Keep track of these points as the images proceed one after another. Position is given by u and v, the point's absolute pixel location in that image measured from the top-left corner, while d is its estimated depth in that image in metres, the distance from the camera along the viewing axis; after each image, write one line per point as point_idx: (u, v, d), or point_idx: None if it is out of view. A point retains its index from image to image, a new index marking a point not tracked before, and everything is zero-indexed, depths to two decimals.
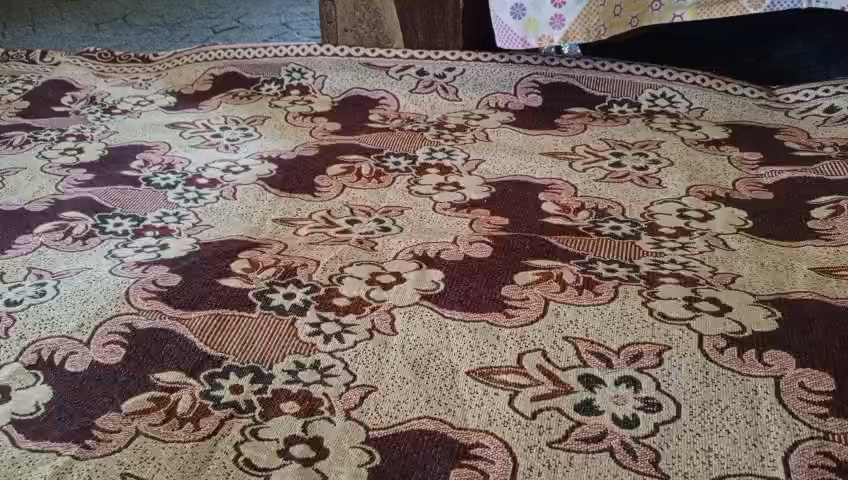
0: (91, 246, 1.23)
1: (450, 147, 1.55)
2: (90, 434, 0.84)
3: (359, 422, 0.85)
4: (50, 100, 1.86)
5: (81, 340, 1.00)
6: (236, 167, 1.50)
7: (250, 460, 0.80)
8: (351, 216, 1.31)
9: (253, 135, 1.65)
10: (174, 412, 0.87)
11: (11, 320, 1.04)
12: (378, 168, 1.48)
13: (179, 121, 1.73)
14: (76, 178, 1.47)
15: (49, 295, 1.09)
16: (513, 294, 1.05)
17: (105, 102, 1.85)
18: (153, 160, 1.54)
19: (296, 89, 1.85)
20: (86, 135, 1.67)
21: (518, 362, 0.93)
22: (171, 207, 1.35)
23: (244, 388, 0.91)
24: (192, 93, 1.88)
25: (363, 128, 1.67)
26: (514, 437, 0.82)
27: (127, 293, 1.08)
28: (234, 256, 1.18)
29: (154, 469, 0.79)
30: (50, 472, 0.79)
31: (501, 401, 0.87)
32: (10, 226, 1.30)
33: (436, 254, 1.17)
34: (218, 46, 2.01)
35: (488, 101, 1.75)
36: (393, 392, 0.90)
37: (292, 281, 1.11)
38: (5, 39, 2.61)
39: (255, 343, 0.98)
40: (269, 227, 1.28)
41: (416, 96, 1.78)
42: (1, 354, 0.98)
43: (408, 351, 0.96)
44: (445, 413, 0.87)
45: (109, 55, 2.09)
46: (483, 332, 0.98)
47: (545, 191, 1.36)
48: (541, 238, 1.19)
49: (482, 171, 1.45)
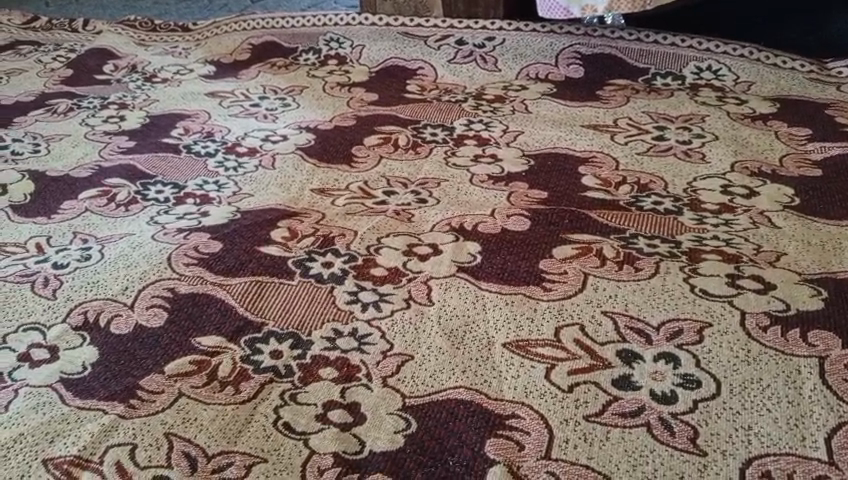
0: (134, 212, 1.25)
1: (488, 118, 1.54)
2: (135, 395, 0.87)
3: (396, 390, 0.86)
4: (91, 68, 1.89)
5: (125, 303, 1.02)
6: (275, 136, 1.51)
7: (289, 423, 0.82)
8: (388, 188, 1.31)
9: (291, 105, 1.65)
10: (215, 375, 0.89)
11: (58, 283, 1.08)
12: (416, 139, 1.47)
13: (218, 90, 1.73)
14: (118, 145, 1.50)
15: (94, 259, 1.12)
16: (551, 267, 1.05)
17: (145, 70, 1.87)
18: (193, 128, 1.56)
19: (334, 59, 1.85)
20: (127, 104, 1.69)
21: (556, 335, 0.93)
22: (211, 176, 1.37)
23: (284, 353, 0.92)
24: (230, 62, 1.89)
25: (400, 99, 1.65)
26: (550, 409, 0.82)
27: (169, 259, 1.10)
28: (272, 225, 1.19)
29: (196, 430, 0.82)
30: (98, 430, 0.82)
31: (538, 373, 0.87)
32: (55, 192, 1.33)
33: (472, 226, 1.16)
34: (256, 15, 2.00)
35: (528, 71, 1.73)
36: (429, 362, 0.90)
37: (330, 250, 1.12)
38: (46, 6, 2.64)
39: (294, 309, 1.00)
40: (307, 196, 1.29)
41: (454, 66, 1.76)
42: (49, 316, 1.01)
43: (445, 322, 0.96)
44: (481, 383, 0.87)
45: (148, 24, 2.11)
46: (520, 305, 0.98)
47: (585, 164, 1.34)
48: (580, 211, 1.18)
49: (521, 142, 1.43)
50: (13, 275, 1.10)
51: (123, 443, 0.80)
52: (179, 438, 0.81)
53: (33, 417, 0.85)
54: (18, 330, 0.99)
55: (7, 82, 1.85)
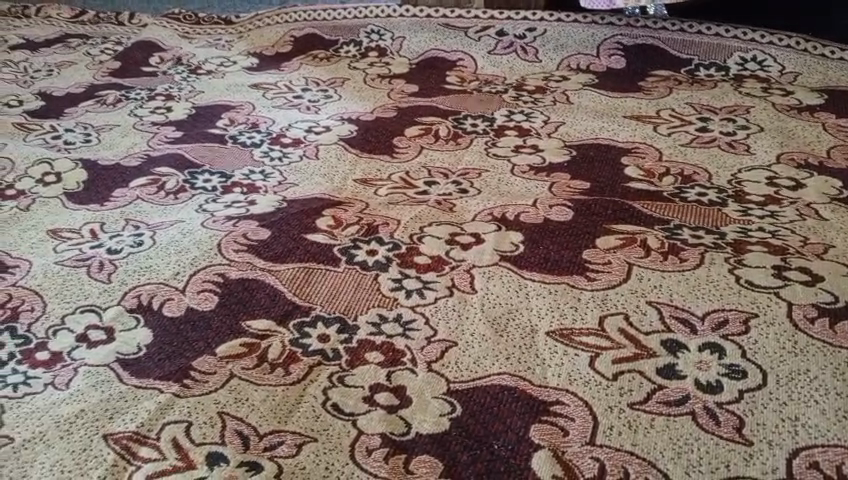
0: (183, 200, 1.29)
1: (529, 109, 1.54)
2: (188, 375, 0.90)
3: (440, 375, 0.88)
4: (138, 60, 1.94)
5: (177, 287, 1.06)
6: (318, 128, 1.54)
7: (337, 405, 0.85)
8: (430, 178, 1.32)
9: (333, 97, 1.68)
10: (265, 358, 0.92)
11: (113, 267, 1.12)
12: (456, 130, 1.48)
13: (262, 82, 1.77)
14: (166, 135, 1.54)
15: (146, 245, 1.16)
16: (595, 257, 1.05)
17: (190, 62, 1.91)
18: (238, 119, 1.59)
19: (374, 51, 1.86)
20: (173, 95, 1.73)
21: (599, 324, 0.93)
22: (257, 166, 1.40)
23: (331, 337, 0.95)
24: (273, 54, 1.92)
25: (441, 90, 1.66)
26: (594, 397, 0.83)
27: (219, 246, 1.14)
28: (317, 213, 1.22)
29: (248, 409, 0.85)
30: (155, 408, 0.86)
31: (582, 361, 0.88)
32: (107, 180, 1.38)
33: (514, 216, 1.17)
34: (298, 7, 2.03)
35: (569, 62, 1.72)
36: (473, 348, 0.92)
37: (375, 239, 1.14)
38: None
39: (341, 295, 1.02)
40: (350, 186, 1.31)
41: (494, 57, 1.76)
42: (105, 298, 1.05)
43: (488, 310, 0.98)
44: (525, 370, 0.88)
45: (193, 17, 2.16)
46: (564, 294, 0.99)
47: (627, 155, 1.34)
48: (624, 202, 1.18)
49: (562, 133, 1.43)
50: (70, 259, 1.15)
51: (179, 420, 0.84)
52: (232, 417, 0.84)
53: (93, 395, 0.89)
54: (76, 312, 1.03)
55: (58, 74, 1.91)
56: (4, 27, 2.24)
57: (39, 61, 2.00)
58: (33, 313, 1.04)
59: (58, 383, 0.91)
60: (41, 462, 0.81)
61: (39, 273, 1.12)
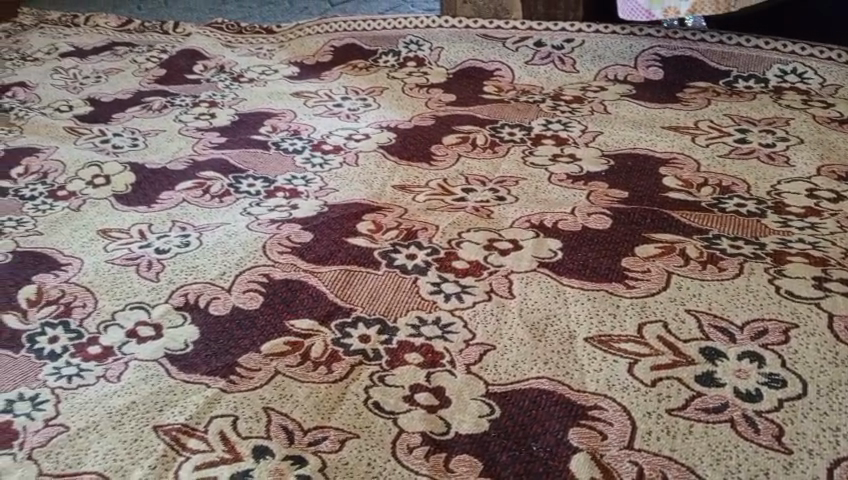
0: (228, 204, 1.33)
1: (566, 118, 1.55)
2: (234, 371, 0.93)
3: (479, 377, 0.90)
4: (183, 68, 1.99)
5: (224, 286, 1.09)
6: (357, 135, 1.57)
7: (379, 403, 0.87)
8: (467, 185, 1.34)
9: (372, 105, 1.71)
10: (308, 356, 0.95)
11: (161, 266, 1.16)
12: (494, 138, 1.50)
13: (302, 90, 1.81)
14: (210, 141, 1.58)
15: (193, 246, 1.20)
16: (634, 265, 1.06)
17: (233, 70, 1.96)
18: (280, 126, 1.63)
19: (412, 61, 1.89)
20: (217, 102, 1.78)
21: (638, 331, 0.94)
22: (299, 171, 1.43)
23: (371, 337, 0.97)
24: (313, 63, 1.97)
25: (478, 99, 1.69)
26: (632, 402, 0.84)
27: (263, 247, 1.18)
28: (358, 218, 1.25)
29: (293, 405, 0.87)
30: (202, 402, 0.89)
31: (621, 367, 0.89)
32: (154, 183, 1.42)
33: (552, 223, 1.18)
34: (338, 18, 2.08)
35: (606, 73, 1.73)
36: (511, 352, 0.93)
37: (414, 243, 1.16)
38: None
39: (381, 298, 1.05)
40: (389, 192, 1.34)
41: (531, 67, 1.78)
42: (154, 296, 1.09)
43: (526, 315, 0.99)
44: (563, 375, 0.89)
45: (235, 27, 2.22)
46: (602, 301, 1.00)
47: (665, 165, 1.34)
48: (662, 211, 1.18)
49: (599, 143, 1.44)
50: (119, 258, 1.19)
51: (226, 414, 0.87)
52: (277, 412, 0.86)
53: (143, 387, 0.92)
54: (126, 308, 1.07)
55: (106, 80, 1.97)
56: (55, 35, 2.33)
57: (88, 68, 2.07)
58: (85, 308, 1.08)
59: (109, 375, 0.95)
60: (94, 450, 0.84)
61: (91, 270, 1.17)
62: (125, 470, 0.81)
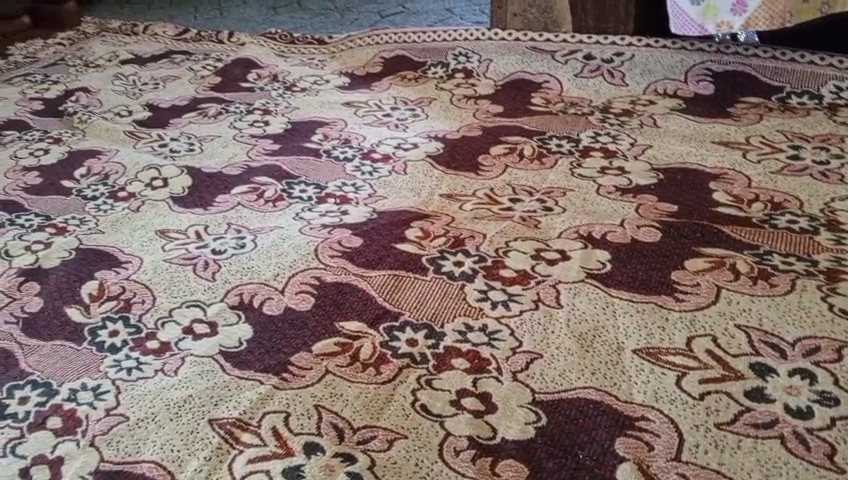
0: (281, 208, 1.37)
1: (615, 131, 1.55)
2: (287, 369, 0.96)
3: (526, 384, 0.91)
4: (238, 76, 2.06)
5: (277, 288, 1.13)
6: (406, 144, 1.60)
7: (426, 405, 0.89)
8: (514, 195, 1.35)
9: (421, 115, 1.74)
10: (358, 357, 0.97)
11: (217, 266, 1.20)
12: (541, 150, 1.51)
13: (352, 100, 1.85)
14: (264, 147, 1.63)
15: (247, 248, 1.24)
16: (684, 279, 1.06)
17: (286, 80, 2.01)
18: (331, 134, 1.67)
19: (461, 73, 1.92)
20: (270, 110, 1.83)
21: (687, 344, 0.94)
22: (349, 178, 1.47)
23: (419, 341, 0.99)
24: (363, 74, 2.00)
25: (526, 111, 1.70)
26: (680, 415, 0.84)
27: (315, 251, 1.21)
28: (407, 225, 1.27)
29: (343, 404, 0.90)
30: (256, 398, 0.92)
31: (669, 380, 0.89)
32: (211, 187, 1.47)
33: (601, 235, 1.19)
34: (389, 30, 2.12)
35: (656, 87, 1.73)
36: (558, 361, 0.94)
37: (461, 251, 1.18)
38: (189, 11, 2.85)
39: (430, 302, 1.07)
40: (437, 200, 1.36)
41: (580, 80, 1.79)
42: (210, 294, 1.13)
43: (574, 324, 1.00)
44: (610, 385, 0.90)
45: (287, 37, 2.28)
46: (651, 313, 1.00)
47: (715, 180, 1.34)
48: (712, 226, 1.18)
49: (649, 156, 1.44)
50: (177, 257, 1.24)
51: (278, 411, 0.90)
52: (328, 410, 0.89)
53: (199, 382, 0.96)
54: (183, 305, 1.11)
55: (164, 87, 2.05)
56: (116, 43, 2.42)
57: (147, 75, 2.15)
58: (144, 305, 1.13)
59: (167, 370, 0.99)
60: (153, 440, 0.88)
61: (150, 268, 1.21)
62: (181, 460, 0.85)
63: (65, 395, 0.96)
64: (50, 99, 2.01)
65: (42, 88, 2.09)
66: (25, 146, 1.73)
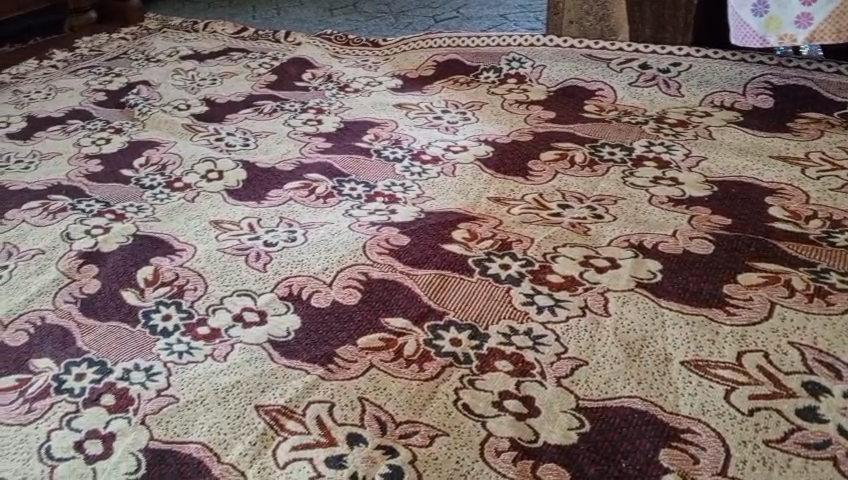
0: (331, 205, 1.39)
1: (669, 142, 1.53)
2: (332, 361, 0.98)
3: (570, 390, 0.90)
4: (293, 75, 2.10)
5: (325, 282, 1.15)
6: (456, 147, 1.61)
7: (469, 405, 0.89)
8: (563, 201, 1.35)
9: (471, 119, 1.74)
10: (402, 353, 0.99)
11: (268, 257, 1.23)
12: (593, 157, 1.50)
13: (404, 102, 1.86)
14: (316, 145, 1.66)
15: (298, 241, 1.27)
16: (736, 292, 1.04)
17: (340, 80, 2.04)
18: (382, 135, 1.69)
19: (514, 78, 1.91)
20: (323, 109, 1.86)
21: (737, 358, 0.93)
22: (398, 179, 1.48)
23: (463, 341, 1.00)
24: (415, 76, 2.02)
25: (578, 118, 1.69)
26: (728, 430, 0.83)
27: (364, 247, 1.23)
28: (454, 226, 1.28)
29: (386, 398, 0.91)
30: (301, 387, 0.94)
31: (717, 394, 0.88)
32: (264, 181, 1.51)
33: (652, 245, 1.18)
34: (444, 35, 2.14)
35: (713, 98, 1.70)
36: (604, 369, 0.93)
37: (508, 254, 1.18)
38: (247, 10, 2.92)
39: (475, 303, 1.07)
40: (485, 203, 1.36)
41: (635, 89, 1.77)
42: (260, 285, 1.16)
43: (621, 333, 0.99)
44: (656, 396, 0.89)
45: (343, 40, 2.32)
46: (701, 326, 0.99)
47: (772, 194, 1.31)
48: (768, 240, 1.16)
49: (703, 168, 1.42)
50: (230, 247, 1.27)
51: (323, 401, 0.91)
52: (371, 404, 0.90)
53: (247, 368, 0.98)
54: (234, 294, 1.14)
55: (221, 83, 2.10)
56: (177, 39, 2.49)
57: (205, 71, 2.20)
58: (197, 292, 1.16)
59: (216, 355, 1.01)
60: (201, 422, 0.90)
61: (203, 257, 1.25)
62: (228, 444, 0.87)
63: (118, 373, 0.99)
64: (112, 91, 2.08)
65: (105, 80, 2.16)
66: (88, 135, 1.80)
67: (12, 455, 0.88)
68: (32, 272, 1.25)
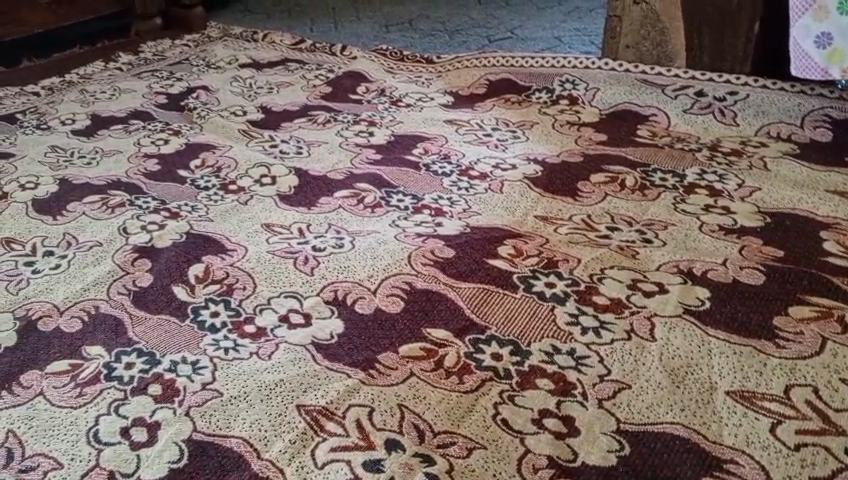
0: (379, 215, 1.41)
1: (722, 170, 1.51)
2: (373, 366, 0.99)
3: (611, 413, 0.90)
4: (347, 88, 2.14)
5: (370, 289, 1.17)
6: (505, 165, 1.61)
7: (507, 420, 0.89)
8: (612, 224, 1.34)
9: (521, 138, 1.75)
10: (443, 364, 0.99)
11: (316, 262, 1.25)
12: (644, 182, 1.49)
13: (455, 118, 1.88)
14: (367, 156, 1.69)
15: (346, 248, 1.29)
16: (786, 325, 1.03)
17: (393, 95, 2.08)
18: (432, 149, 1.71)
19: (566, 99, 1.92)
20: (375, 122, 1.89)
21: (785, 392, 0.91)
22: (445, 192, 1.50)
23: (504, 357, 1.00)
24: (467, 94, 2.04)
25: (630, 142, 1.68)
26: (772, 463, 0.81)
27: (409, 257, 1.25)
28: (500, 242, 1.28)
29: (425, 407, 0.92)
30: (342, 390, 0.95)
31: (763, 426, 0.86)
32: (315, 188, 1.54)
33: (701, 272, 1.16)
34: (498, 54, 2.16)
35: (769, 129, 1.67)
36: (646, 394, 0.92)
37: (553, 273, 1.18)
38: (306, 23, 2.99)
39: (518, 319, 1.08)
40: (531, 221, 1.37)
41: (689, 116, 1.76)
42: (307, 288, 1.18)
43: (666, 359, 0.98)
44: (700, 424, 0.87)
45: (397, 55, 2.36)
46: (749, 357, 0.97)
47: (827, 229, 1.28)
48: (821, 275, 1.14)
49: (756, 199, 1.40)
50: (279, 250, 1.30)
51: (363, 405, 0.92)
52: (410, 411, 0.91)
53: (291, 368, 1.00)
54: (281, 295, 1.17)
55: (278, 92, 2.15)
56: (237, 48, 2.57)
57: (263, 80, 2.26)
58: (245, 291, 1.19)
59: (262, 353, 1.04)
60: (243, 417, 0.92)
61: (254, 258, 1.28)
62: (268, 440, 0.89)
63: (166, 365, 1.02)
64: (173, 94, 2.16)
65: (167, 84, 2.24)
66: (148, 135, 1.86)
67: (62, 436, 0.91)
68: (89, 262, 1.30)
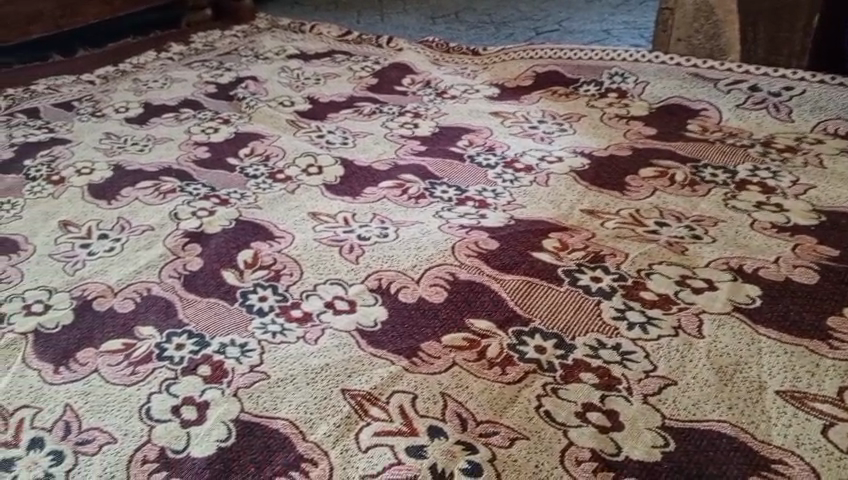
0: (423, 205, 1.42)
1: (775, 167, 1.48)
2: (417, 355, 1.00)
3: (656, 408, 0.89)
4: (394, 79, 2.15)
5: (414, 278, 1.18)
6: (551, 157, 1.60)
7: (550, 412, 0.89)
8: (660, 219, 1.32)
9: (568, 131, 1.74)
10: (486, 355, 0.99)
11: (361, 250, 1.26)
12: (694, 177, 1.46)
13: (501, 110, 1.87)
14: (412, 147, 1.70)
15: (390, 237, 1.30)
16: (841, 326, 1.00)
17: (438, 86, 2.08)
18: (477, 141, 1.71)
19: (614, 92, 1.89)
20: (421, 114, 1.89)
21: (838, 394, 0.89)
22: (490, 184, 1.49)
23: (548, 349, 1.00)
24: (513, 86, 2.03)
25: (679, 137, 1.65)
26: (823, 466, 0.80)
27: (453, 248, 1.25)
28: (545, 235, 1.28)
29: (468, 396, 0.92)
30: (386, 376, 0.96)
31: (814, 427, 0.85)
32: (360, 178, 1.55)
33: (752, 270, 1.14)
34: (545, 47, 2.14)
35: (826, 126, 1.63)
36: (693, 390, 0.91)
37: (599, 267, 1.17)
38: (352, 14, 3.01)
39: (563, 312, 1.07)
40: (577, 215, 1.35)
41: (741, 111, 1.72)
42: (352, 275, 1.19)
43: (714, 356, 0.96)
44: (748, 423, 0.86)
45: (443, 47, 2.36)
46: (800, 357, 0.95)
47: None
48: None
49: (811, 196, 1.36)
50: (325, 238, 1.32)
51: (406, 392, 0.93)
52: (453, 400, 0.92)
53: (336, 353, 1.02)
54: (326, 282, 1.18)
55: (325, 83, 2.17)
56: (285, 39, 2.60)
57: (310, 70, 2.28)
58: (292, 277, 1.21)
59: (307, 338, 1.05)
60: (289, 400, 0.94)
61: (300, 245, 1.30)
62: (313, 423, 0.90)
63: (215, 347, 1.05)
64: (223, 84, 2.19)
65: (217, 74, 2.28)
66: (198, 124, 1.90)
67: (116, 412, 0.94)
68: (142, 246, 1.34)
